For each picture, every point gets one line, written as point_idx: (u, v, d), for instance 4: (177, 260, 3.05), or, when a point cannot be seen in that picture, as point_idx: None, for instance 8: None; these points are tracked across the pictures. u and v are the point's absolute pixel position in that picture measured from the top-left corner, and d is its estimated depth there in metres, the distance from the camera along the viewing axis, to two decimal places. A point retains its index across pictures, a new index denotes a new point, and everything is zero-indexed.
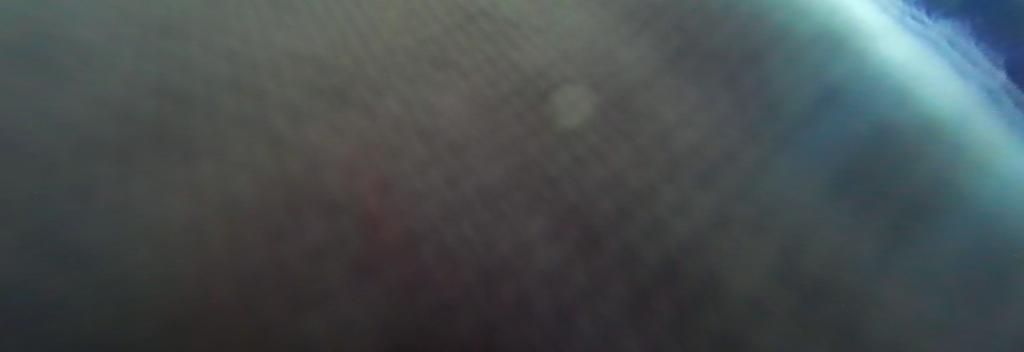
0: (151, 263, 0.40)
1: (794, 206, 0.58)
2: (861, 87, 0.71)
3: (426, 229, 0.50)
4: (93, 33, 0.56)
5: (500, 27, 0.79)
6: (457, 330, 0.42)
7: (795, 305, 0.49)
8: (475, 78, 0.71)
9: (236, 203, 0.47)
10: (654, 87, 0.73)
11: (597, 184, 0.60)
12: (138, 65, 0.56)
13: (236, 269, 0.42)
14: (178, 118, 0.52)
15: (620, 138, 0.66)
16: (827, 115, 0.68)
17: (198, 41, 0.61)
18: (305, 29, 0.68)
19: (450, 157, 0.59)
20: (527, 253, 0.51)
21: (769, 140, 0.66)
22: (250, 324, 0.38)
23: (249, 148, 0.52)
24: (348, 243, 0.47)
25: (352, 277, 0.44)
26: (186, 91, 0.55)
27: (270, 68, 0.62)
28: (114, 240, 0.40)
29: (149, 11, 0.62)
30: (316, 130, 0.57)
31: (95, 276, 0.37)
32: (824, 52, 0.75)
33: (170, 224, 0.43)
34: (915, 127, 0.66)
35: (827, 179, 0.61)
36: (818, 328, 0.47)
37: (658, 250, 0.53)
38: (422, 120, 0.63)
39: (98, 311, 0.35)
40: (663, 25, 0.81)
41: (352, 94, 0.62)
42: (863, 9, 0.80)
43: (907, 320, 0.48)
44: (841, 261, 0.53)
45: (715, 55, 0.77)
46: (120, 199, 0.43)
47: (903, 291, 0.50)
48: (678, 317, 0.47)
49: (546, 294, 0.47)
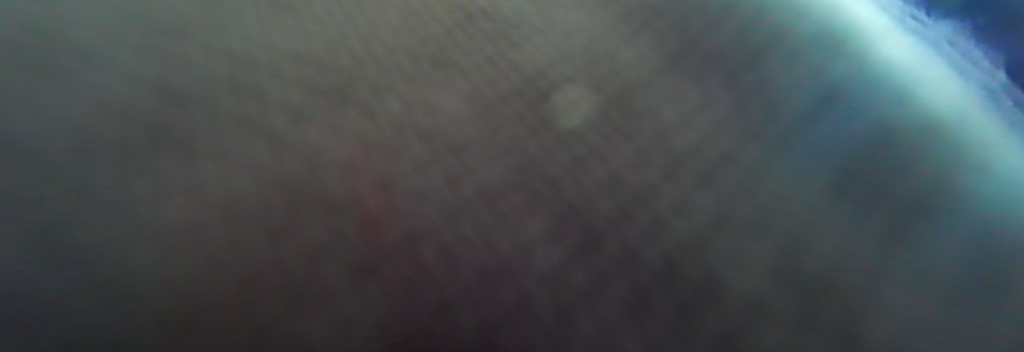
0: (151, 263, 0.40)
1: (795, 206, 0.58)
2: (862, 87, 0.70)
3: (426, 229, 0.51)
4: (97, 35, 0.58)
5: (501, 27, 0.79)
6: (459, 330, 0.43)
7: (797, 305, 0.48)
8: (475, 78, 0.71)
9: (237, 203, 0.48)
10: (654, 87, 0.73)
11: (596, 183, 0.60)
12: (139, 66, 0.57)
13: (239, 269, 0.43)
14: (178, 119, 0.53)
15: (620, 137, 0.66)
16: (827, 115, 0.67)
17: (198, 41, 0.62)
18: (305, 30, 0.69)
19: (450, 157, 0.60)
20: (527, 252, 0.51)
21: (770, 140, 0.65)
22: (252, 325, 0.39)
23: (249, 147, 0.53)
24: (348, 243, 0.47)
25: (352, 277, 0.45)
26: (188, 91, 0.56)
27: (270, 69, 0.62)
28: (117, 241, 0.41)
29: (150, 12, 0.63)
30: (317, 130, 0.57)
31: (97, 277, 0.38)
32: (823, 52, 0.75)
33: (171, 225, 0.44)
34: (915, 127, 0.65)
35: (830, 179, 0.61)
36: (820, 328, 0.46)
37: (659, 250, 0.53)
38: (422, 120, 0.63)
39: (100, 311, 0.36)
40: (663, 25, 0.81)
41: (352, 94, 0.63)
42: (861, 9, 0.80)
43: (910, 319, 0.47)
44: (844, 260, 0.52)
45: (716, 55, 0.77)
46: (120, 198, 0.44)
47: (907, 292, 0.49)
48: (681, 318, 0.46)
49: (547, 293, 0.47)
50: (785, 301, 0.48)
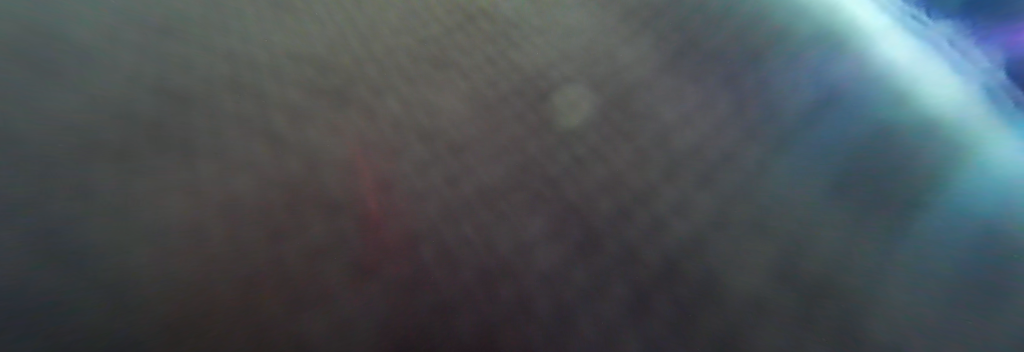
0: (151, 264, 0.41)
1: (795, 206, 0.58)
2: (860, 87, 0.70)
3: (426, 229, 0.51)
4: (96, 34, 0.58)
5: (501, 27, 0.79)
6: (458, 330, 0.42)
7: (796, 305, 0.48)
8: (475, 78, 0.71)
9: (238, 201, 0.48)
10: (654, 86, 0.73)
11: (596, 183, 0.60)
12: (138, 65, 0.57)
13: (238, 270, 0.43)
14: (178, 118, 0.54)
15: (620, 138, 0.66)
16: (826, 115, 0.68)
17: (198, 40, 0.62)
18: (305, 30, 0.69)
19: (450, 157, 0.60)
20: (527, 252, 0.51)
21: (768, 141, 0.65)
22: (250, 323, 0.39)
23: (249, 148, 0.53)
24: (348, 243, 0.47)
25: (352, 277, 0.45)
26: (187, 91, 0.57)
27: (270, 69, 0.63)
28: (116, 239, 0.41)
29: (150, 12, 0.63)
30: (317, 129, 0.57)
31: (97, 277, 0.38)
32: (822, 53, 0.75)
33: (172, 225, 0.44)
34: (915, 127, 0.65)
35: (829, 180, 0.61)
36: (820, 326, 0.46)
37: (659, 250, 0.53)
38: (422, 120, 0.63)
39: (102, 309, 0.36)
40: (663, 25, 0.81)
41: (352, 94, 0.63)
42: (859, 10, 0.80)
43: (912, 317, 0.47)
44: (842, 260, 0.52)
45: (716, 55, 0.77)
46: (121, 198, 0.45)
47: (906, 290, 0.49)
48: (680, 318, 0.46)
49: (546, 293, 0.47)
50: (784, 301, 0.48)
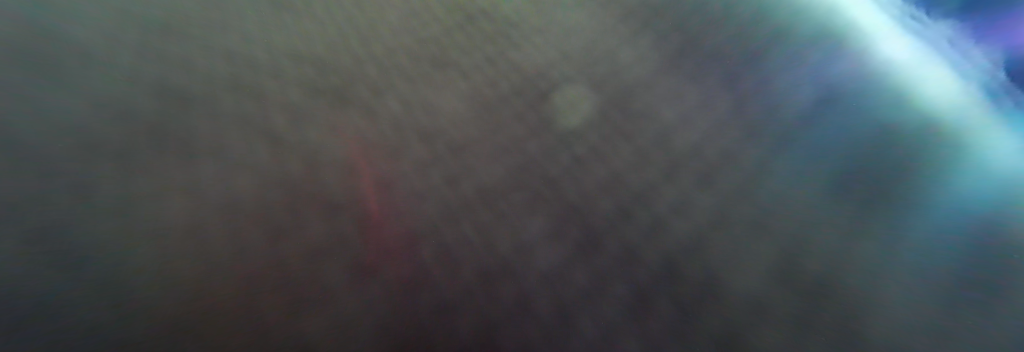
0: (149, 263, 0.40)
1: (793, 207, 0.58)
2: (859, 87, 0.70)
3: (426, 230, 0.51)
4: (93, 32, 0.58)
5: (501, 28, 0.79)
6: (458, 329, 0.42)
7: (795, 305, 0.48)
8: (475, 78, 0.71)
9: (238, 201, 0.48)
10: (653, 86, 0.73)
11: (596, 183, 0.60)
12: (138, 65, 0.57)
13: (238, 269, 0.42)
14: (178, 118, 0.53)
15: (620, 138, 0.66)
16: (826, 115, 0.68)
17: (196, 39, 0.62)
18: (305, 30, 0.68)
19: (450, 158, 0.60)
20: (528, 252, 0.51)
21: (768, 141, 0.65)
22: (251, 323, 0.39)
23: (249, 148, 0.53)
24: (348, 243, 0.47)
25: (352, 276, 0.45)
26: (187, 91, 0.56)
27: (270, 69, 0.62)
28: (115, 239, 0.41)
29: (149, 10, 0.63)
30: (317, 129, 0.57)
31: (96, 276, 0.38)
32: (822, 52, 0.75)
33: (171, 225, 0.44)
34: (914, 127, 0.65)
35: (828, 179, 0.61)
36: (818, 327, 0.46)
37: (659, 250, 0.53)
38: (422, 120, 0.63)
39: (101, 310, 0.36)
40: (663, 25, 0.81)
41: (352, 94, 0.63)
42: (860, 10, 0.81)
43: (908, 317, 0.47)
44: (842, 260, 0.52)
45: (715, 55, 0.77)
46: (120, 198, 0.44)
47: (904, 290, 0.49)
48: (680, 317, 0.46)
49: (546, 293, 0.47)
50: (784, 301, 0.48)
